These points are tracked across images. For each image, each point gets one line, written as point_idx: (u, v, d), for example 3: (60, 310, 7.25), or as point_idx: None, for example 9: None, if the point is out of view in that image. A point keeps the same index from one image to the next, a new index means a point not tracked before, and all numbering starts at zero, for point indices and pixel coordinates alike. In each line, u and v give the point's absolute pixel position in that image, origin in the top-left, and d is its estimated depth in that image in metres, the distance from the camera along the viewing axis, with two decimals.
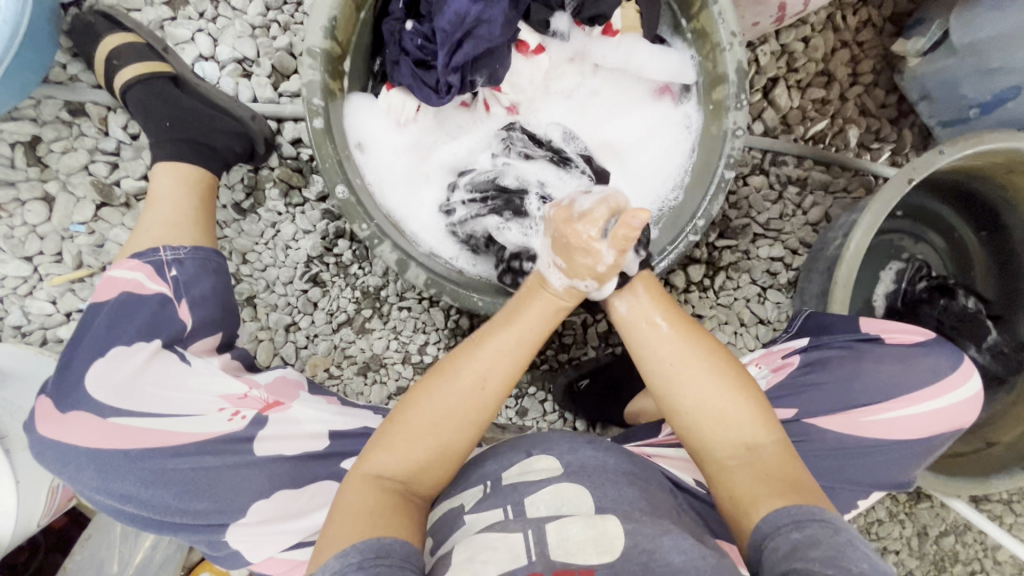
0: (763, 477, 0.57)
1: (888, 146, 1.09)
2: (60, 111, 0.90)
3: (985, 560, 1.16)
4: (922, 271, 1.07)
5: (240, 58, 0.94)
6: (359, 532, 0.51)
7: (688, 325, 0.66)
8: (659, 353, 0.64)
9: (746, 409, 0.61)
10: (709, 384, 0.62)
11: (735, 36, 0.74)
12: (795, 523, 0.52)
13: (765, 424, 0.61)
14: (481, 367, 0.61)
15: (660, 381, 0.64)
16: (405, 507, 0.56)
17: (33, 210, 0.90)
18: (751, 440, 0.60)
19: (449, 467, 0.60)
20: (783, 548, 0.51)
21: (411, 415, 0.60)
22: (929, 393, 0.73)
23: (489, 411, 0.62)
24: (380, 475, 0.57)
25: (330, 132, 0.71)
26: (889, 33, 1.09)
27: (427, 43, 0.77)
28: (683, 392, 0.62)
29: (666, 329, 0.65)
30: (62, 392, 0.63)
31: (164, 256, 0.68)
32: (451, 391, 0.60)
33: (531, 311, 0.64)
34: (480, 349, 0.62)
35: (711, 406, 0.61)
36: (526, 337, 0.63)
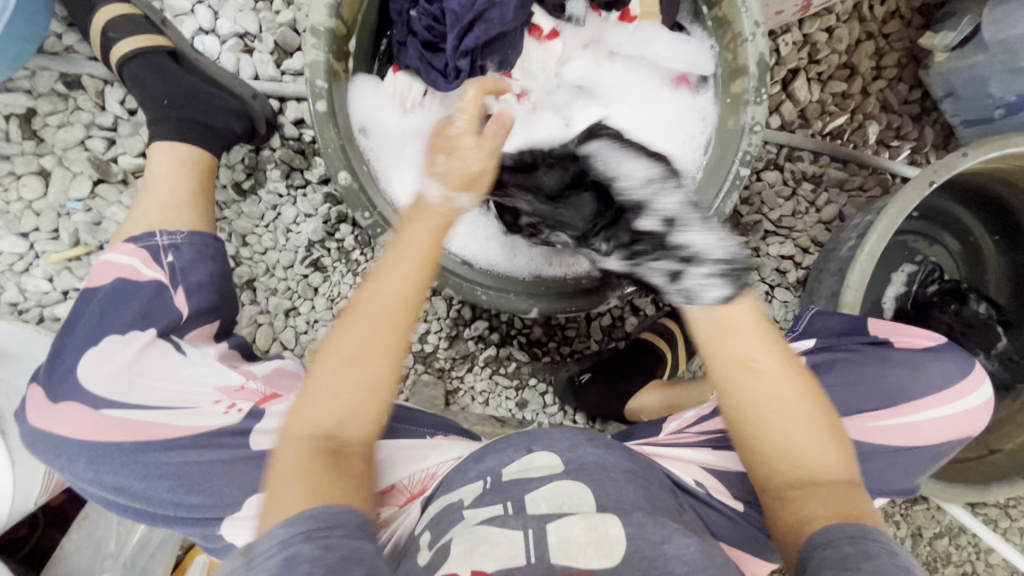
0: (832, 500, 0.55)
1: (908, 143, 1.06)
2: (55, 83, 0.87)
3: (977, 561, 1.17)
4: (935, 275, 1.04)
5: (242, 32, 0.90)
6: (303, 494, 0.50)
7: (783, 352, 0.61)
8: (749, 385, 0.59)
9: (823, 439, 0.59)
10: (789, 411, 0.58)
11: (758, 26, 0.71)
12: (850, 539, 0.51)
13: (839, 457, 0.58)
14: (378, 294, 0.59)
15: (748, 404, 0.59)
16: (338, 463, 0.54)
17: (28, 185, 0.88)
18: (828, 471, 0.57)
19: (380, 404, 0.58)
20: (833, 558, 0.50)
21: (327, 359, 0.57)
22: (937, 402, 0.71)
23: (403, 329, 0.59)
24: (305, 427, 0.55)
25: (333, 116, 0.69)
26: (917, 25, 1.05)
27: (435, 25, 0.73)
28: (769, 424, 0.58)
29: (768, 357, 0.60)
30: (54, 381, 0.62)
31: (160, 240, 0.66)
32: (362, 321, 0.58)
33: (410, 233, 0.62)
34: (379, 276, 0.60)
35: (799, 435, 0.58)
36: (415, 253, 0.61)
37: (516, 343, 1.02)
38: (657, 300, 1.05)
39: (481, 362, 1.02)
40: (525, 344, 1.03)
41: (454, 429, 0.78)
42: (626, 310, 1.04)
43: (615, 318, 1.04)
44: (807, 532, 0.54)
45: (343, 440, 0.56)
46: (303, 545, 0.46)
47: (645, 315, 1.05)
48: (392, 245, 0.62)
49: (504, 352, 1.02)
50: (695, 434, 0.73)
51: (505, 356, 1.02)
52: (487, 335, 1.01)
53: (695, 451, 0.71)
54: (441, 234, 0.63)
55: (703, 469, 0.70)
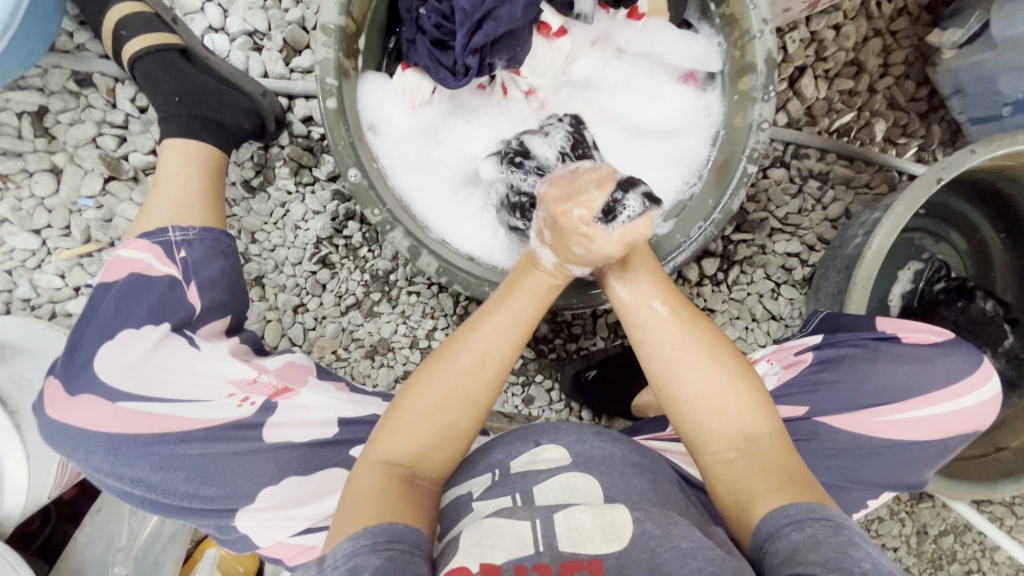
0: (762, 462, 0.57)
1: (915, 141, 1.06)
2: (67, 81, 0.88)
3: (983, 559, 1.17)
4: (942, 272, 1.04)
5: (251, 30, 0.91)
6: (379, 514, 0.51)
7: (687, 309, 0.65)
8: (658, 337, 0.63)
9: (739, 391, 0.60)
10: (711, 375, 0.61)
11: (766, 23, 0.71)
12: (795, 523, 0.51)
13: (758, 409, 0.60)
14: (481, 348, 0.61)
15: (659, 365, 0.63)
16: (412, 491, 0.55)
17: (41, 182, 0.89)
18: (745, 424, 0.60)
19: (456, 451, 0.60)
20: (785, 550, 0.50)
21: (416, 399, 0.59)
22: (945, 397, 0.72)
23: (493, 391, 0.61)
24: (392, 457, 0.57)
25: (343, 113, 0.69)
26: (925, 22, 1.05)
27: (445, 22, 0.74)
28: (684, 382, 0.61)
29: (662, 312, 0.65)
30: (71, 374, 0.62)
31: (174, 235, 0.67)
32: (453, 372, 0.60)
33: (523, 293, 0.65)
34: (480, 325, 0.63)
35: (709, 388, 0.61)
36: (523, 317, 0.64)
37: None
38: None
39: None
40: (532, 341, 1.03)
41: None
42: None
43: None
44: (753, 517, 0.54)
45: (418, 471, 0.58)
46: (370, 555, 0.47)
47: None
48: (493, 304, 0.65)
49: None
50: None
51: None
52: None
53: None
54: (549, 299, 0.66)
55: None
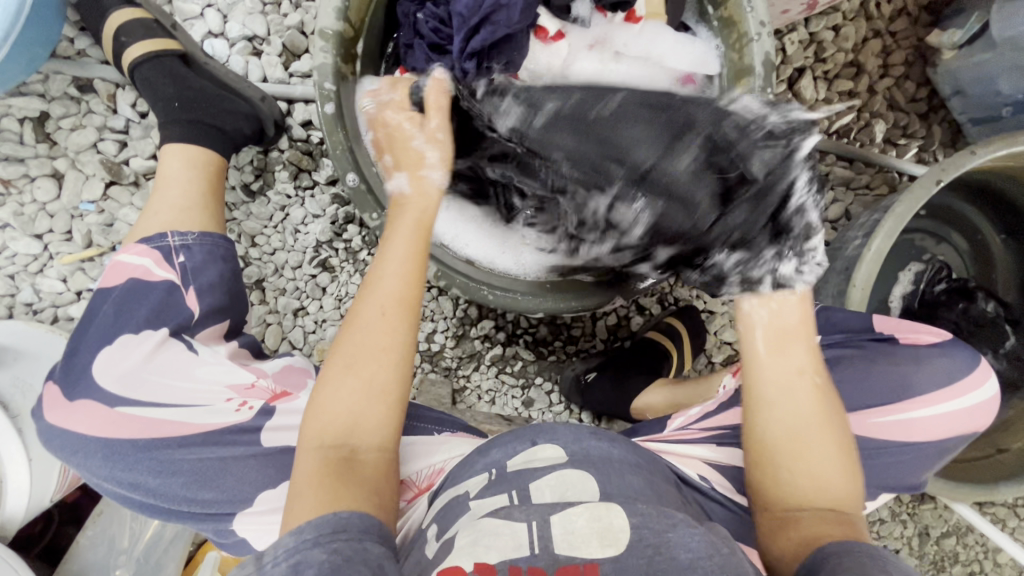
0: (838, 523, 0.57)
1: (916, 142, 1.05)
2: (68, 87, 0.89)
3: (985, 561, 1.16)
4: (942, 274, 1.03)
5: (250, 35, 0.91)
6: (324, 502, 0.52)
7: (829, 388, 0.62)
8: (778, 399, 0.61)
9: (834, 460, 0.60)
10: (828, 446, 0.60)
11: (763, 25, 0.72)
12: (866, 554, 0.52)
13: (847, 478, 0.60)
14: (374, 300, 0.60)
15: (774, 428, 0.60)
16: (352, 468, 0.55)
17: (43, 187, 0.90)
18: (836, 492, 0.60)
19: (386, 407, 0.58)
20: (846, 564, 0.51)
21: (331, 362, 0.59)
22: (944, 399, 0.71)
23: (403, 327, 0.59)
24: (325, 437, 0.56)
25: (341, 118, 0.69)
26: (924, 23, 1.05)
27: (442, 27, 0.74)
28: (790, 447, 0.60)
29: (809, 380, 0.61)
30: (70, 379, 0.63)
31: (172, 241, 0.67)
32: (356, 329, 0.59)
33: (400, 228, 0.63)
34: (369, 280, 0.61)
35: (813, 457, 0.60)
36: (409, 250, 0.62)
37: (522, 342, 1.03)
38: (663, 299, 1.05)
39: (488, 361, 1.03)
40: (531, 343, 1.04)
41: (460, 425, 0.79)
42: (632, 310, 1.05)
43: (621, 317, 1.05)
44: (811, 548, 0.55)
45: (357, 442, 0.57)
46: (312, 550, 0.48)
47: (651, 314, 1.05)
48: (378, 250, 0.63)
49: (510, 351, 1.03)
50: (697, 431, 0.74)
51: (512, 355, 1.03)
52: (494, 335, 1.02)
53: (698, 448, 0.72)
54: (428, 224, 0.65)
55: (707, 465, 0.70)
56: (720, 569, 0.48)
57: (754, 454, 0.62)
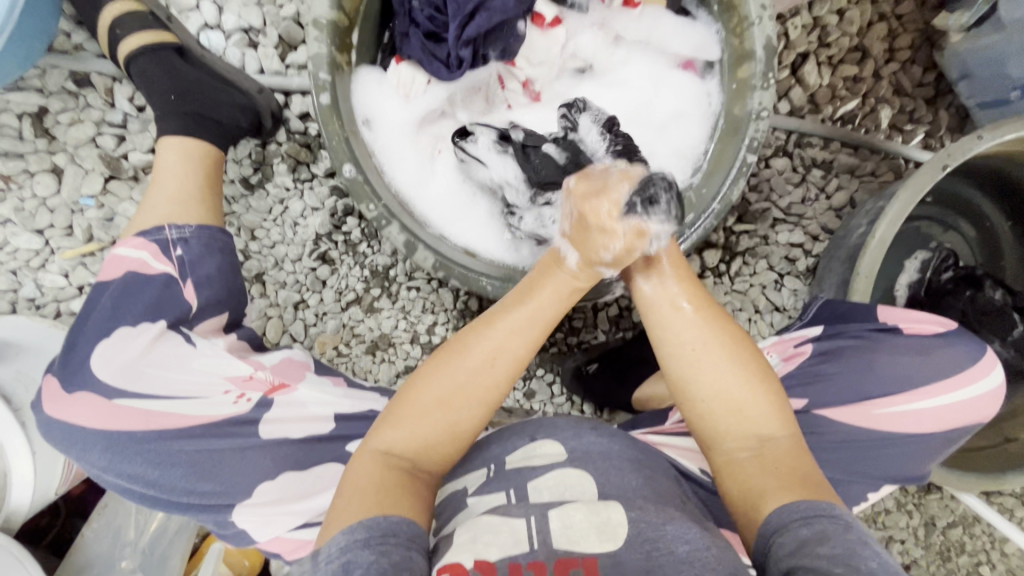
0: (775, 470, 0.56)
1: (922, 128, 1.04)
2: (66, 81, 0.89)
3: (992, 551, 1.15)
4: (950, 261, 1.01)
5: (246, 27, 0.91)
6: (378, 507, 0.51)
7: (710, 306, 0.62)
8: (681, 336, 0.61)
9: (761, 400, 0.59)
10: (727, 372, 0.59)
11: (765, 8, 0.70)
12: (805, 518, 0.50)
13: (777, 415, 0.59)
14: (494, 344, 0.60)
15: (675, 358, 0.61)
16: (417, 488, 0.55)
17: (42, 182, 0.90)
18: (765, 427, 0.58)
19: (458, 446, 0.59)
20: (790, 545, 0.49)
21: (421, 392, 0.58)
22: (950, 388, 0.70)
23: (504, 387, 0.60)
24: (393, 449, 0.57)
25: (337, 108, 0.69)
26: (931, 5, 1.02)
27: (437, 15, 0.73)
28: (698, 378, 0.60)
29: (689, 310, 0.61)
30: (69, 372, 0.63)
31: (169, 234, 0.67)
32: (467, 365, 0.59)
33: (545, 290, 0.61)
34: (497, 322, 0.60)
35: (733, 395, 0.59)
36: (537, 317, 0.61)
37: None
38: None
39: None
40: None
41: None
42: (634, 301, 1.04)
43: (623, 309, 1.04)
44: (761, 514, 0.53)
45: (422, 465, 0.57)
46: (360, 551, 0.48)
47: None
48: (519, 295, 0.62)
49: None
50: None
51: None
52: None
53: None
54: (571, 299, 0.63)
55: (707, 457, 0.70)
56: (719, 561, 0.48)
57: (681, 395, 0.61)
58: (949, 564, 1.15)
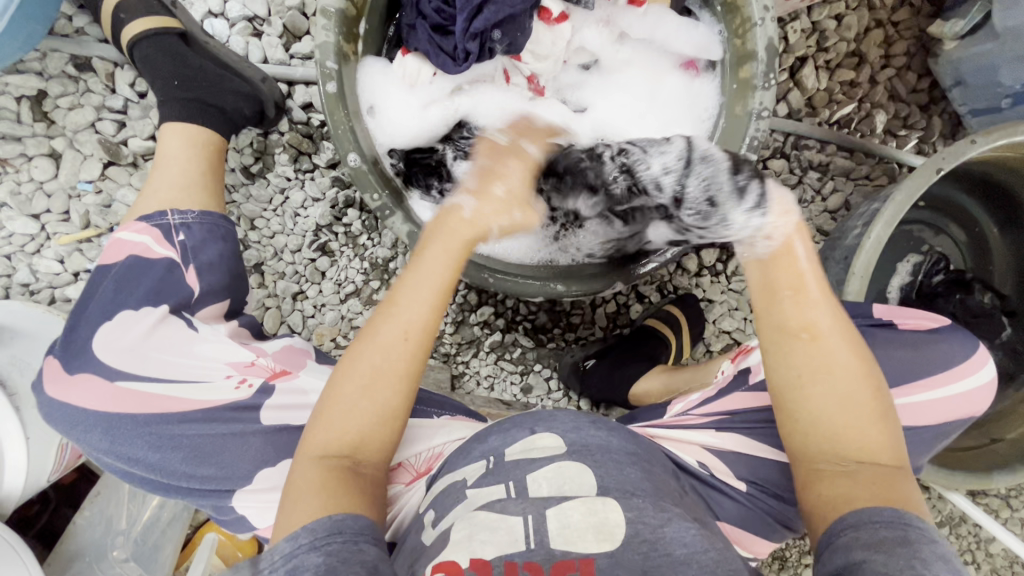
0: (877, 486, 0.54)
1: (916, 133, 1.05)
2: (66, 65, 0.88)
3: (978, 551, 1.17)
4: (940, 265, 1.04)
5: (251, 15, 0.91)
6: (312, 511, 0.51)
7: (853, 331, 0.58)
8: (817, 357, 0.57)
9: (873, 427, 0.56)
10: (856, 394, 0.56)
11: (767, 9, 0.70)
12: (889, 524, 0.50)
13: (888, 444, 0.57)
14: (400, 320, 0.58)
15: (800, 372, 0.57)
16: (355, 482, 0.55)
17: (40, 167, 0.89)
18: (869, 452, 0.56)
19: (395, 429, 0.58)
20: (866, 539, 0.49)
21: (342, 383, 0.57)
22: (939, 386, 0.72)
23: (419, 359, 0.59)
24: (327, 449, 0.56)
25: (343, 97, 0.69)
26: (926, 14, 1.04)
27: (445, 7, 0.73)
28: (811, 394, 0.57)
29: (828, 328, 0.58)
30: (70, 353, 0.63)
31: (172, 219, 0.67)
32: (376, 347, 0.57)
33: (431, 249, 0.61)
34: (399, 298, 0.59)
35: (851, 416, 0.56)
36: (436, 275, 0.60)
37: (521, 329, 1.03)
38: (663, 287, 1.05)
39: (487, 347, 1.03)
40: (530, 330, 1.04)
41: (460, 409, 0.79)
42: (632, 297, 1.05)
43: (620, 305, 1.05)
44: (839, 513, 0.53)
45: (360, 457, 0.57)
46: (308, 554, 0.49)
47: (650, 302, 1.05)
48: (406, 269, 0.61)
49: (509, 337, 1.03)
50: (699, 416, 0.73)
51: (511, 341, 1.03)
52: (492, 321, 1.02)
53: (698, 434, 0.71)
54: (464, 252, 0.62)
55: (707, 451, 0.70)
56: (716, 565, 0.50)
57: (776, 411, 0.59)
58: None
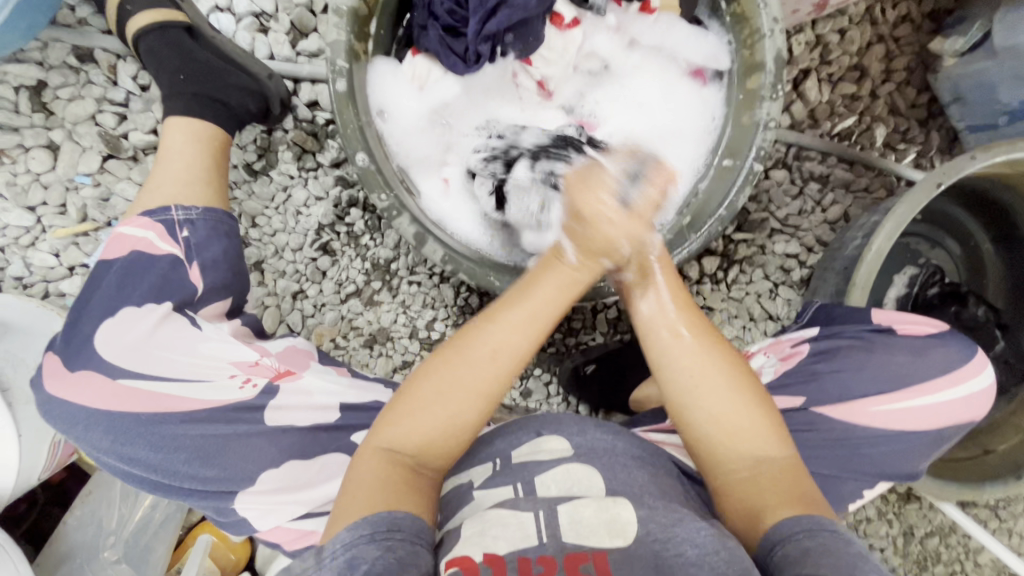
0: (779, 492, 0.57)
1: (914, 147, 1.07)
2: (67, 56, 0.86)
3: (966, 561, 1.19)
4: (935, 278, 1.05)
5: (258, 11, 0.90)
6: (381, 502, 0.51)
7: (709, 335, 0.63)
8: (682, 365, 0.61)
9: (761, 428, 0.60)
10: (726, 402, 0.60)
11: (777, 22, 0.71)
12: (807, 531, 0.52)
13: (777, 436, 0.60)
14: (495, 338, 0.58)
15: (685, 383, 0.61)
16: (415, 483, 0.54)
17: (36, 158, 0.88)
18: (760, 452, 0.59)
19: (462, 441, 0.58)
20: (793, 554, 0.51)
21: (422, 381, 0.57)
22: (941, 389, 0.73)
23: (508, 379, 0.58)
24: (394, 447, 0.56)
25: (353, 95, 0.68)
26: (927, 30, 1.06)
27: (457, 9, 0.73)
28: (697, 405, 0.60)
29: (689, 338, 0.62)
30: (71, 350, 0.61)
31: (176, 215, 0.66)
32: (466, 362, 0.57)
33: (544, 286, 0.60)
34: (502, 312, 0.59)
35: (732, 419, 0.60)
36: (541, 309, 0.59)
37: None
38: None
39: None
40: None
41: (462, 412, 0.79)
42: None
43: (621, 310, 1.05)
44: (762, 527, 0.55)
45: (429, 460, 0.57)
46: (366, 545, 0.48)
47: None
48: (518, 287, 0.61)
49: None
50: None
51: None
52: None
53: None
54: (571, 294, 0.61)
55: None
56: (728, 564, 0.48)
57: (682, 428, 0.62)
58: (926, 573, 1.18)
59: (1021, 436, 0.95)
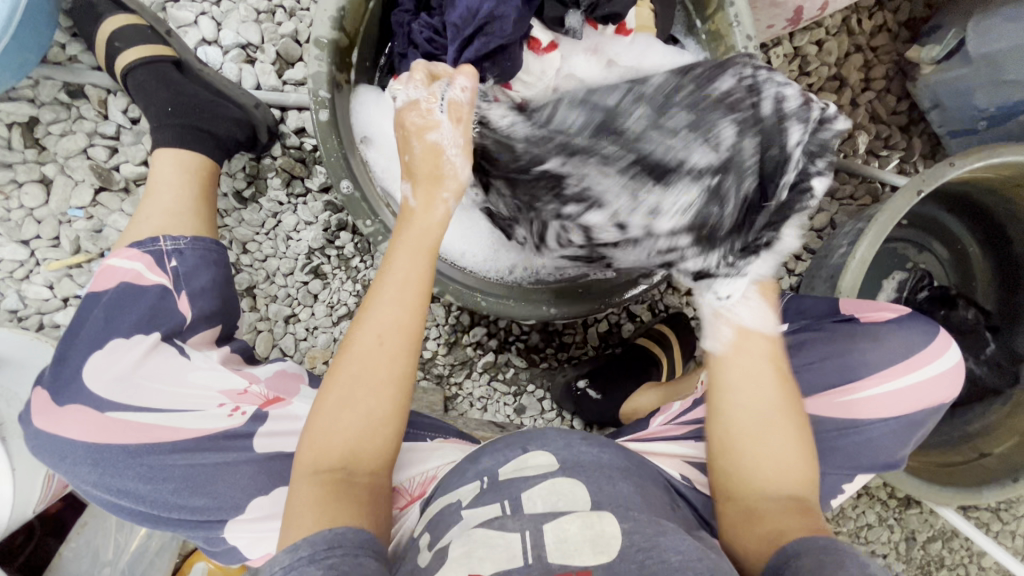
0: (801, 520, 0.59)
1: (897, 153, 1.08)
2: (59, 92, 0.88)
3: (970, 565, 1.18)
4: (924, 281, 1.08)
5: (244, 43, 0.92)
6: (323, 521, 0.51)
7: (786, 382, 0.65)
8: (737, 396, 0.64)
9: (797, 469, 0.62)
10: (776, 433, 0.63)
11: (750, 40, 0.73)
12: (823, 548, 0.53)
13: (806, 478, 0.63)
14: (378, 324, 0.59)
15: (738, 408, 0.64)
16: (351, 493, 0.55)
17: (30, 193, 0.89)
18: (792, 486, 0.62)
19: (391, 431, 0.59)
20: (807, 564, 0.52)
21: (330, 392, 0.58)
22: (909, 371, 0.72)
23: (408, 356, 0.60)
24: (318, 461, 0.57)
25: (336, 125, 0.70)
26: (903, 39, 1.08)
27: (436, 37, 0.75)
28: (742, 431, 0.64)
29: (769, 374, 0.65)
30: (61, 383, 0.62)
31: (164, 244, 0.67)
32: (358, 355, 0.59)
33: (398, 256, 0.61)
34: (370, 303, 0.60)
35: (778, 454, 0.63)
36: (405, 284, 0.61)
37: (514, 349, 1.03)
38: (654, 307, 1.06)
39: (480, 368, 1.03)
40: (523, 350, 1.04)
41: (453, 431, 0.79)
42: (624, 316, 1.05)
43: (612, 324, 1.05)
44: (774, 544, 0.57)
45: (359, 462, 0.57)
46: (308, 567, 0.48)
47: (641, 321, 1.06)
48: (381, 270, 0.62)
49: (502, 358, 1.03)
50: (679, 428, 0.74)
51: (504, 361, 1.03)
52: (486, 342, 1.02)
53: (677, 446, 0.72)
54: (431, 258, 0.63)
55: (686, 463, 0.70)
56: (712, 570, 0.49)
57: (720, 443, 0.65)
58: None
59: (1016, 438, 0.95)
